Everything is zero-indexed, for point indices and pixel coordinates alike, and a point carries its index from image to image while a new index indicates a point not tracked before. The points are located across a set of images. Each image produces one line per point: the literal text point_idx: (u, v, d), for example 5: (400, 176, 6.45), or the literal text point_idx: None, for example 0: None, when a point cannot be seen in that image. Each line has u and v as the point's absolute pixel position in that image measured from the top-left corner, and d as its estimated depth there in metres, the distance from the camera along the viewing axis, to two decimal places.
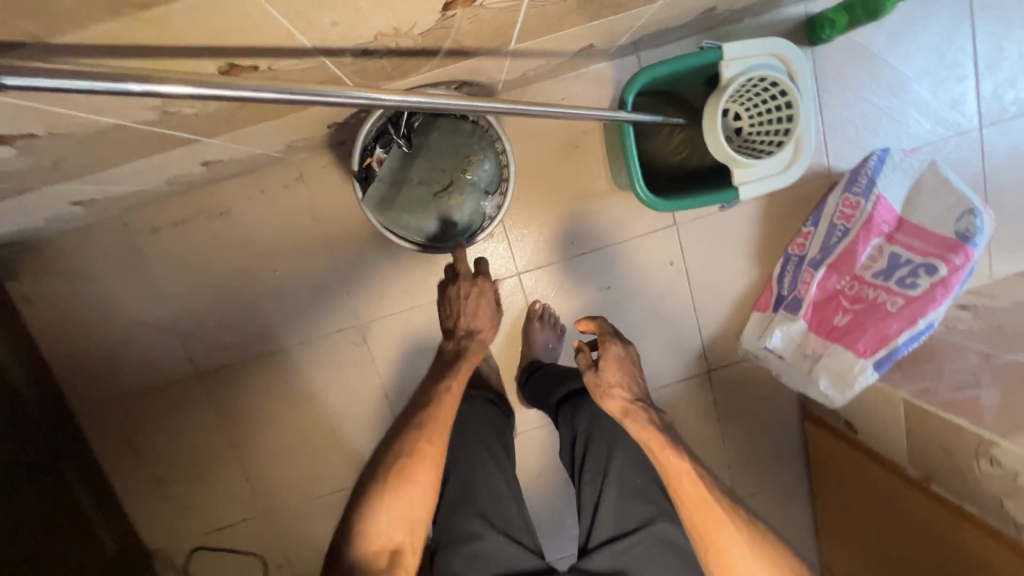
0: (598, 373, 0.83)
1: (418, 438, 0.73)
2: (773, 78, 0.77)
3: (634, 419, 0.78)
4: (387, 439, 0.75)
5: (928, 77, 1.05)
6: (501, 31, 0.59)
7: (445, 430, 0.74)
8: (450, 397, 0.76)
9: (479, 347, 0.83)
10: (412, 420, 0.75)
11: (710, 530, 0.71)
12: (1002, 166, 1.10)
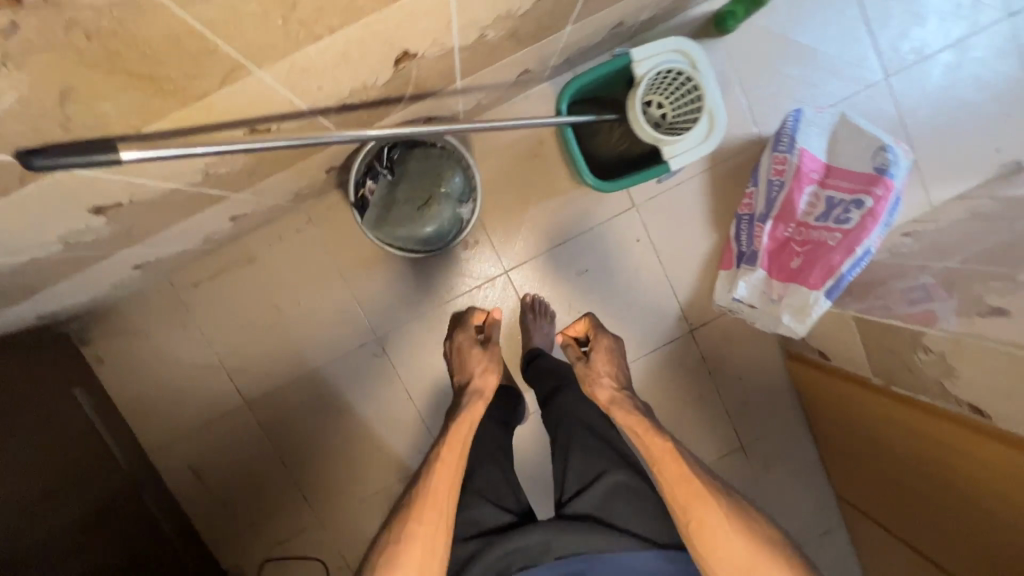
0: (592, 362, 1.03)
1: (413, 516, 0.74)
2: (678, 69, 0.94)
3: (619, 405, 0.93)
4: (385, 523, 0.76)
5: (829, 43, 1.21)
6: (446, 72, 0.76)
7: (442, 505, 0.76)
8: (446, 468, 0.80)
9: (475, 407, 0.94)
10: (408, 499, 0.77)
11: (693, 500, 0.74)
12: (914, 106, 1.24)
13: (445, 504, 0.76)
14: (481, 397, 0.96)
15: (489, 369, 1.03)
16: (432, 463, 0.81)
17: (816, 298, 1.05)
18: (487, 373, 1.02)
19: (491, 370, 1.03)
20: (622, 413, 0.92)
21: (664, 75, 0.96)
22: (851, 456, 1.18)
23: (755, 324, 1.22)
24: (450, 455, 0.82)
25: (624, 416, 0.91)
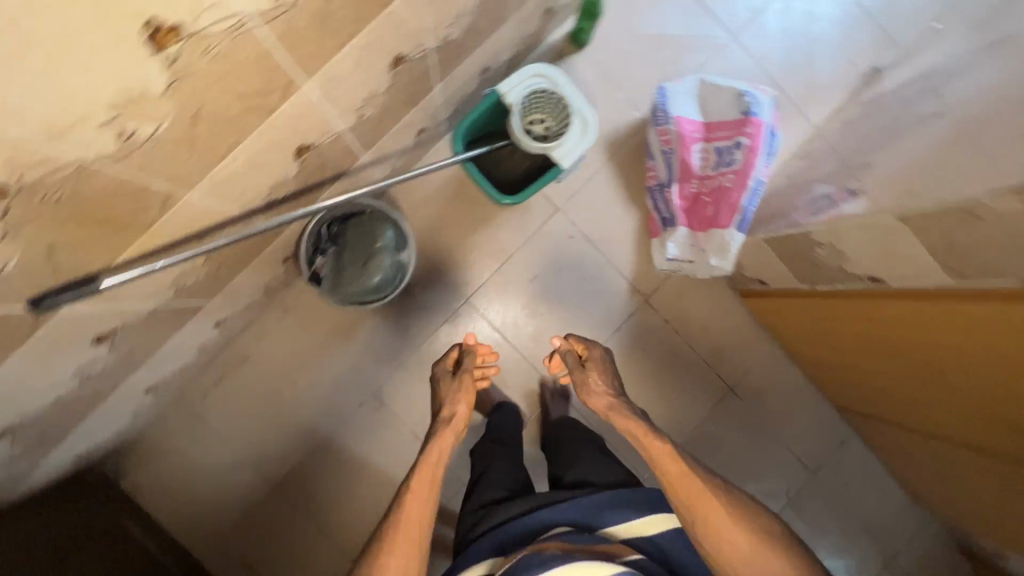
0: (586, 372, 1.12)
1: (386, 550, 0.83)
2: (541, 88, 1.13)
3: (619, 412, 1.04)
4: (364, 554, 0.85)
5: (676, 23, 1.38)
6: (347, 149, 0.93)
7: (415, 538, 0.84)
8: (415, 500, 0.87)
9: (445, 438, 0.99)
10: (381, 531, 0.85)
11: (696, 496, 0.88)
12: (767, 50, 1.41)
13: (414, 539, 0.84)
14: (450, 425, 1.02)
15: (458, 397, 1.07)
16: (403, 496, 0.89)
17: (730, 233, 1.19)
18: (455, 403, 1.06)
19: (460, 400, 1.07)
20: (623, 418, 1.03)
21: (532, 96, 1.14)
22: (824, 361, 1.27)
23: (696, 274, 1.35)
24: (419, 487, 0.89)
25: (625, 421, 1.02)
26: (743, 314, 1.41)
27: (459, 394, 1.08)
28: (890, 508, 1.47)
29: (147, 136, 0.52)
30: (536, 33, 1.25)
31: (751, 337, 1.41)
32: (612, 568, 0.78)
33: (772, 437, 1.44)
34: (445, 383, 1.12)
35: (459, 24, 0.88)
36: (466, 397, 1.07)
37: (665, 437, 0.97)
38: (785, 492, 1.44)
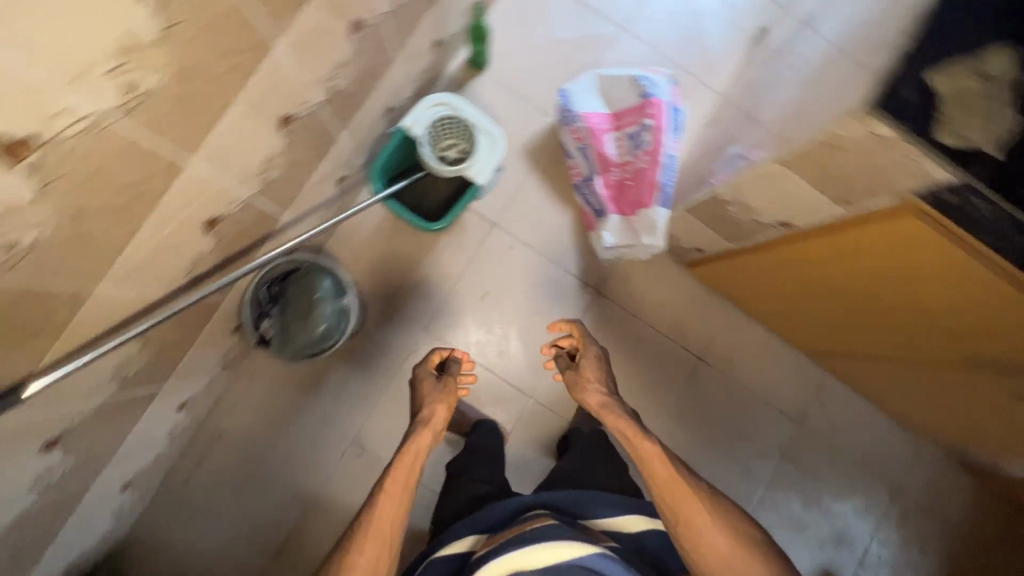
0: (581, 370, 1.15)
1: (356, 548, 0.86)
2: (444, 115, 1.17)
3: (611, 410, 1.08)
4: (335, 551, 0.87)
5: (567, 27, 1.45)
6: (262, 213, 0.96)
7: (386, 537, 0.87)
8: (386, 501, 0.90)
9: (422, 438, 1.00)
10: (352, 530, 0.88)
11: (682, 497, 0.92)
12: (658, 33, 1.47)
13: (384, 540, 0.87)
14: (426, 425, 1.02)
15: (438, 399, 1.07)
16: (375, 496, 0.91)
17: (654, 210, 1.22)
18: (435, 404, 1.06)
19: (440, 401, 1.07)
20: (614, 415, 1.07)
21: (437, 125, 1.18)
22: (777, 311, 1.30)
23: (637, 257, 1.39)
24: (392, 488, 0.92)
25: (615, 419, 1.06)
26: (693, 284, 1.44)
27: (439, 396, 1.08)
28: (883, 440, 1.48)
29: (30, 244, 0.55)
30: (433, 64, 1.31)
31: (706, 305, 1.44)
32: (586, 546, 0.84)
33: (751, 396, 1.46)
34: (424, 384, 1.12)
35: (342, 74, 0.93)
36: (446, 400, 1.08)
37: (653, 437, 1.00)
38: (777, 446, 1.46)
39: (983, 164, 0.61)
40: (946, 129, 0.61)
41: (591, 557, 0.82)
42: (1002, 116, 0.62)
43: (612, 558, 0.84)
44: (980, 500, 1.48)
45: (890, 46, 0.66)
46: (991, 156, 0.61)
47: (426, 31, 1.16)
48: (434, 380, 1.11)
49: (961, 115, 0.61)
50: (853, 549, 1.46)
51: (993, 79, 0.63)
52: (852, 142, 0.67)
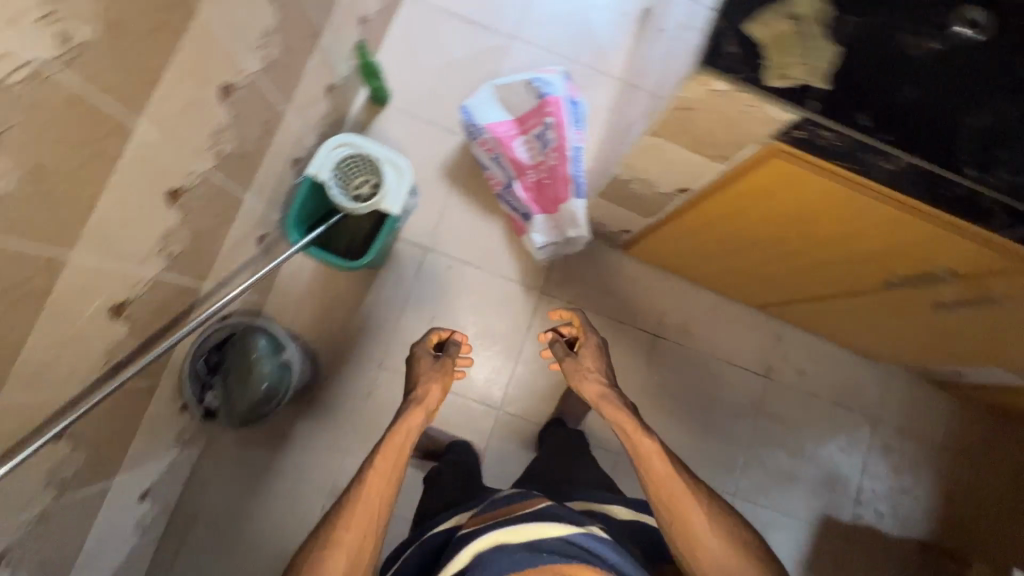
0: (579, 359, 1.16)
1: (342, 525, 0.85)
2: (345, 156, 1.20)
3: (609, 401, 1.09)
4: (321, 526, 0.87)
5: (458, 48, 1.50)
6: (176, 289, 0.97)
7: (372, 513, 0.87)
8: (376, 479, 0.89)
9: (414, 414, 0.99)
10: (339, 507, 0.87)
11: (682, 497, 0.95)
12: (547, 35, 1.52)
13: (371, 516, 0.87)
14: (418, 404, 1.01)
15: (432, 378, 1.05)
16: (365, 472, 0.90)
17: (574, 202, 1.26)
18: (428, 383, 1.05)
19: (435, 382, 1.05)
20: (613, 408, 1.08)
21: (342, 166, 1.20)
22: (713, 274, 1.33)
23: (570, 250, 1.42)
24: (382, 467, 0.91)
25: (615, 412, 1.07)
26: (633, 265, 1.47)
27: (434, 374, 1.07)
28: (850, 376, 1.50)
29: None
30: (333, 108, 1.34)
31: (650, 283, 1.47)
32: (573, 526, 0.87)
33: (714, 361, 1.47)
34: (418, 363, 1.10)
35: (226, 137, 0.95)
36: (440, 382, 1.06)
37: (654, 435, 1.02)
38: (750, 405, 1.47)
39: (815, 97, 0.64)
40: (770, 71, 0.64)
41: (579, 536, 0.85)
42: (822, 46, 0.64)
43: (598, 538, 0.86)
44: (958, 416, 1.50)
45: (710, 6, 0.70)
46: (820, 89, 0.64)
47: (313, 79, 1.19)
48: (429, 358, 1.09)
49: (779, 56, 0.63)
50: (847, 490, 1.46)
51: (808, 11, 0.65)
52: (696, 99, 0.69)
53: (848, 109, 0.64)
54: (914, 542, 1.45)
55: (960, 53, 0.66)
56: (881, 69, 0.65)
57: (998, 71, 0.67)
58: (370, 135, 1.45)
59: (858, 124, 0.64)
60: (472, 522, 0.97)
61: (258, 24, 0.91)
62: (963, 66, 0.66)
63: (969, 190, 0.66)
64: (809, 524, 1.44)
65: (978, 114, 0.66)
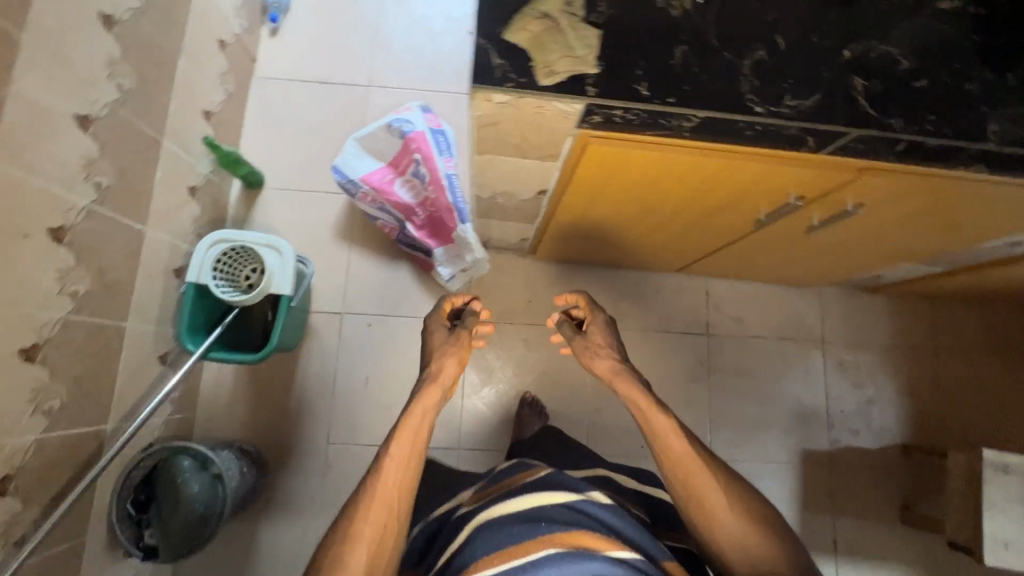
0: (589, 335, 1.05)
1: (360, 516, 0.77)
2: (222, 253, 1.18)
3: (622, 376, 0.99)
4: (336, 519, 0.79)
5: (321, 111, 1.53)
6: (67, 439, 0.95)
7: (394, 498, 0.79)
8: (396, 462, 0.81)
9: (431, 391, 0.90)
10: (357, 497, 0.79)
11: (698, 471, 0.87)
12: (402, 75, 1.55)
13: (393, 503, 0.79)
14: (435, 378, 0.92)
15: (447, 352, 0.95)
16: (383, 458, 0.81)
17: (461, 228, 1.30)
18: (443, 358, 0.95)
19: (451, 356, 0.95)
20: (627, 384, 0.98)
21: (220, 263, 1.18)
22: (619, 254, 1.34)
23: (479, 272, 1.44)
24: (401, 449, 0.82)
25: (629, 388, 0.97)
26: (547, 267, 1.47)
27: (450, 347, 0.96)
28: (786, 306, 1.51)
29: None
30: (205, 207, 1.33)
31: (568, 279, 1.48)
32: (573, 495, 0.87)
33: (654, 334, 1.48)
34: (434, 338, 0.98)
35: (76, 276, 0.93)
36: (457, 356, 0.95)
37: (670, 411, 0.94)
38: (700, 365, 1.47)
39: (592, 78, 0.65)
40: (540, 71, 0.64)
41: (580, 502, 0.86)
42: (580, 33, 0.65)
43: (599, 504, 0.87)
44: (897, 312, 1.52)
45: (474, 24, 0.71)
46: (592, 73, 0.65)
47: (169, 187, 1.18)
48: (443, 330, 0.98)
49: (542, 55, 0.64)
50: (817, 417, 1.47)
51: (557, 5, 0.65)
52: (488, 114, 0.70)
53: (627, 82, 0.65)
54: (896, 446, 1.45)
55: (714, 1, 0.69)
56: (642, 37, 0.66)
57: (755, 7, 0.69)
58: (255, 220, 1.44)
59: (639, 93, 0.65)
60: (473, 498, 0.98)
61: (74, 156, 0.90)
62: (721, 11, 0.68)
63: (765, 125, 0.67)
64: (792, 462, 1.44)
65: (748, 53, 0.67)
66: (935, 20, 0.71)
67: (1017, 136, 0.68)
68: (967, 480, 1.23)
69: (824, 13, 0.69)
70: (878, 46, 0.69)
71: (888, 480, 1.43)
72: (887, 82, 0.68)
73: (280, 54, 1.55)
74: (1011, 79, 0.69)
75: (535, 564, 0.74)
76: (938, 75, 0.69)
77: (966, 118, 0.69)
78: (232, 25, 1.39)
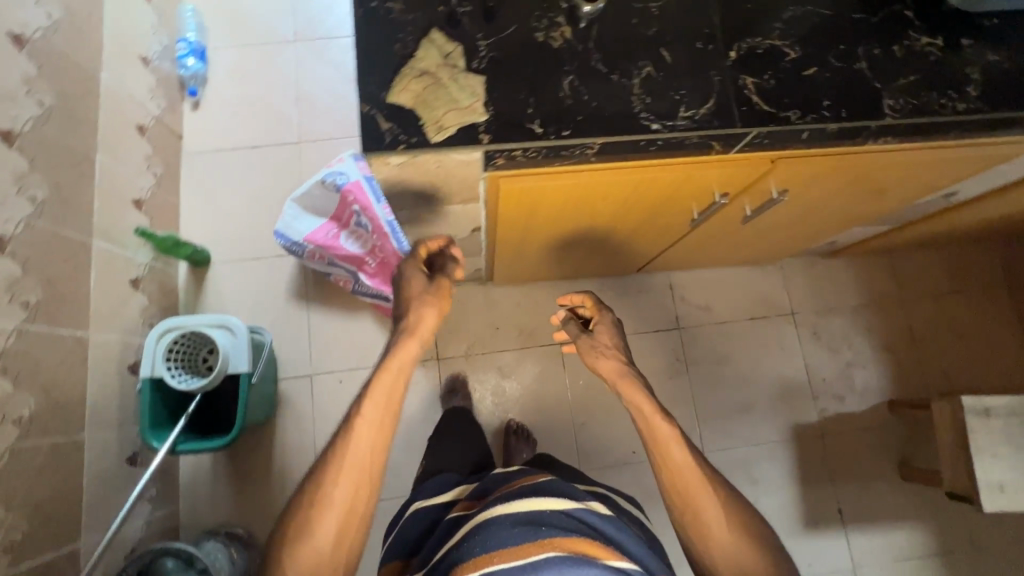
0: (595, 334, 0.99)
1: (328, 482, 0.69)
2: (171, 343, 1.16)
3: (627, 382, 0.92)
4: (304, 481, 0.71)
5: (257, 176, 1.51)
6: (32, 564, 0.92)
7: (366, 469, 0.70)
8: (366, 428, 0.71)
9: (407, 349, 0.75)
10: (324, 460, 0.70)
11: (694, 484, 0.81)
12: (333, 127, 1.55)
13: (366, 473, 0.70)
14: (414, 332, 0.76)
15: (427, 301, 0.79)
16: (353, 420, 0.71)
17: None
18: (421, 307, 0.78)
19: (431, 306, 0.79)
20: (631, 389, 0.91)
21: (171, 353, 1.16)
22: (576, 268, 1.34)
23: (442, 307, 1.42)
24: (371, 410, 0.71)
25: (633, 393, 0.90)
26: (510, 292, 1.47)
27: (427, 296, 0.80)
28: (751, 286, 1.51)
29: None
30: (152, 295, 1.31)
31: (532, 299, 1.47)
32: (574, 503, 0.81)
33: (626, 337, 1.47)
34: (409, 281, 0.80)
35: (16, 401, 0.92)
36: (439, 304, 0.79)
37: (674, 420, 0.87)
38: (676, 360, 1.47)
39: (483, 125, 0.64)
40: (430, 127, 0.63)
41: (581, 512, 0.79)
42: (462, 85, 0.65)
43: (603, 518, 0.81)
44: (860, 271, 1.53)
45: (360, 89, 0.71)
46: (482, 121, 0.64)
47: (108, 285, 1.16)
48: (421, 278, 0.81)
49: (429, 112, 0.63)
50: (800, 390, 1.47)
51: (433, 61, 0.66)
52: (390, 175, 0.70)
53: (519, 123, 0.65)
54: (883, 405, 1.46)
55: (595, 23, 0.69)
56: (527, 75, 0.66)
57: (636, 24, 0.69)
58: (207, 297, 1.42)
59: (533, 132, 0.65)
60: (466, 502, 0.91)
61: None
62: (602, 35, 0.68)
63: (666, 140, 0.66)
64: (784, 439, 1.44)
65: (635, 72, 0.67)
66: (815, 5, 0.71)
67: (915, 106, 0.68)
68: (952, 429, 1.23)
69: (704, 17, 0.69)
70: (764, 41, 0.69)
71: (881, 440, 1.43)
72: (779, 76, 0.68)
73: (207, 126, 1.53)
74: (898, 51, 0.70)
75: (535, 567, 0.69)
76: (827, 60, 0.69)
77: (861, 96, 0.69)
78: (149, 107, 1.38)
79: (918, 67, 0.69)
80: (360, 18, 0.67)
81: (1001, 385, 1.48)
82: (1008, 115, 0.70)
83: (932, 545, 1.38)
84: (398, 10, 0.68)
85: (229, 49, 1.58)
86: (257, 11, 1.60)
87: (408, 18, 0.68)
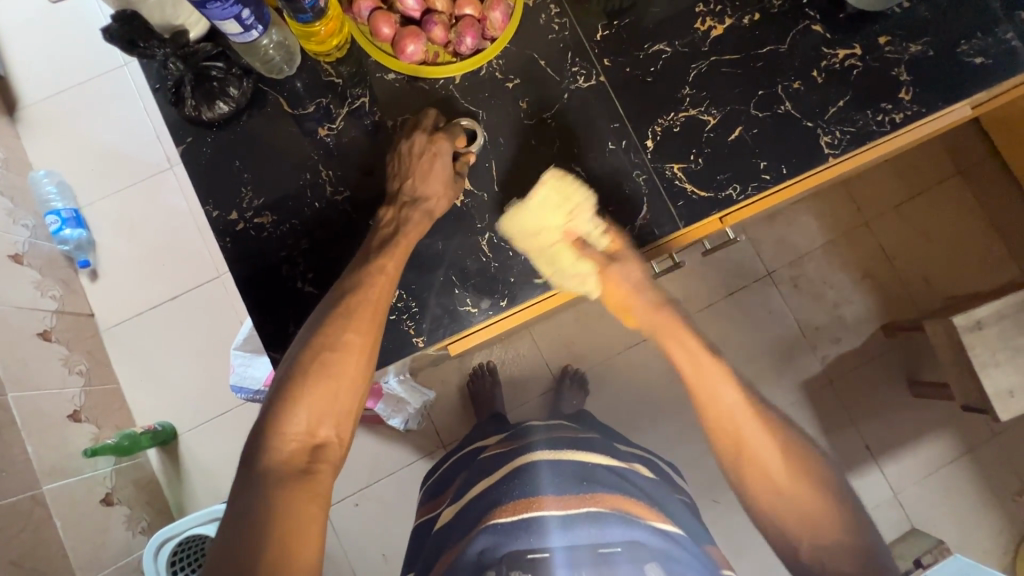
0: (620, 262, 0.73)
1: (346, 326, 0.67)
2: (172, 555, 1.08)
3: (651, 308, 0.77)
4: (309, 331, 0.67)
5: (187, 329, 1.38)
6: None
7: (376, 308, 0.68)
8: (385, 276, 0.69)
9: (418, 224, 0.71)
10: (338, 306, 0.68)
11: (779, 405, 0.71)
12: None
13: (379, 315, 0.69)
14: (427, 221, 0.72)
15: (449, 186, 0.73)
16: (373, 274, 0.69)
17: (387, 387, 1.21)
18: (440, 193, 0.72)
19: (441, 194, 0.72)
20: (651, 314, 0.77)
21: (174, 563, 1.08)
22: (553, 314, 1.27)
23: (429, 397, 1.34)
24: (392, 263, 0.70)
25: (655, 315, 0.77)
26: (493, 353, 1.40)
27: (445, 183, 0.73)
28: (722, 260, 1.48)
29: None
30: (131, 500, 1.24)
31: (518, 351, 1.41)
32: (608, 459, 0.92)
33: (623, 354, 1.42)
34: (432, 160, 0.72)
35: None
36: (446, 189, 0.73)
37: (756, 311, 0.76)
38: None
39: (409, 321, 0.75)
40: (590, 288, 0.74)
41: (612, 465, 0.90)
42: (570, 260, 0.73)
43: (628, 471, 0.91)
44: (819, 206, 1.49)
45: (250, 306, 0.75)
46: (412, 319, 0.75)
47: (77, 524, 1.10)
48: (448, 156, 0.73)
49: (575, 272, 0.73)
50: (798, 345, 1.47)
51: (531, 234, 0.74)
52: None
53: (454, 307, 0.74)
54: (877, 331, 1.46)
55: (493, 159, 0.76)
56: (438, 250, 0.75)
57: (536, 144, 0.76)
58: (187, 474, 1.32)
59: (469, 312, 0.74)
60: (498, 445, 1.02)
61: None
62: (499, 169, 0.76)
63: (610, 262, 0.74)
64: (797, 398, 1.45)
65: None
66: (717, 53, 0.76)
67: (853, 132, 0.73)
68: (948, 349, 1.22)
69: (604, 110, 0.76)
70: (678, 116, 0.75)
71: (884, 366, 1.45)
72: (704, 151, 0.74)
73: (112, 294, 1.39)
74: (818, 77, 0.74)
75: (599, 520, 0.79)
76: (749, 115, 0.74)
77: (793, 137, 0.74)
78: (42, 305, 1.24)
79: (825, 91, 0.74)
80: (231, 245, 0.76)
81: (999, 280, 1.45)
82: (941, 111, 0.73)
83: (961, 446, 1.42)
84: (268, 223, 0.76)
85: (102, 201, 1.42)
86: (117, 146, 1.43)
87: (281, 230, 0.76)
